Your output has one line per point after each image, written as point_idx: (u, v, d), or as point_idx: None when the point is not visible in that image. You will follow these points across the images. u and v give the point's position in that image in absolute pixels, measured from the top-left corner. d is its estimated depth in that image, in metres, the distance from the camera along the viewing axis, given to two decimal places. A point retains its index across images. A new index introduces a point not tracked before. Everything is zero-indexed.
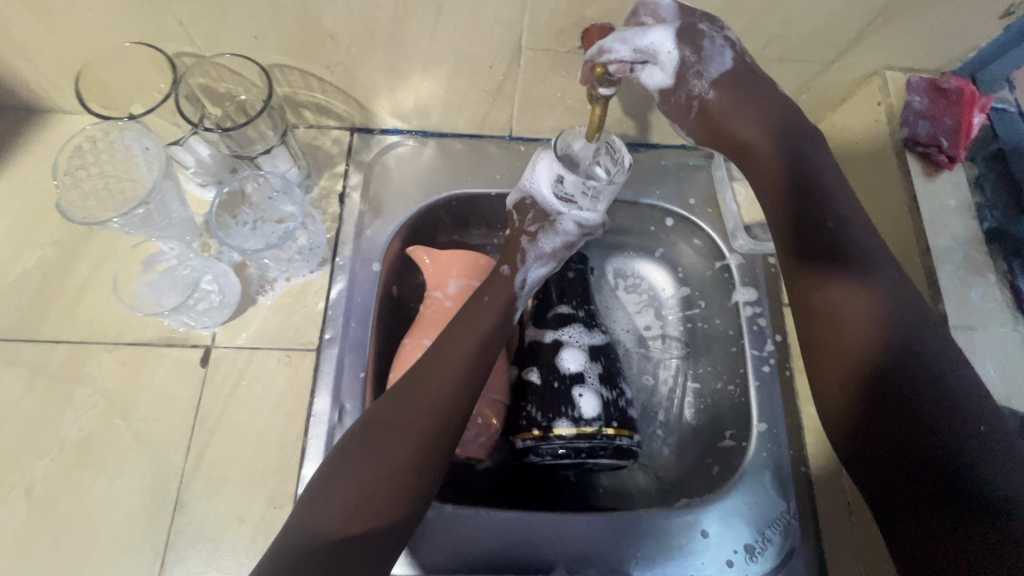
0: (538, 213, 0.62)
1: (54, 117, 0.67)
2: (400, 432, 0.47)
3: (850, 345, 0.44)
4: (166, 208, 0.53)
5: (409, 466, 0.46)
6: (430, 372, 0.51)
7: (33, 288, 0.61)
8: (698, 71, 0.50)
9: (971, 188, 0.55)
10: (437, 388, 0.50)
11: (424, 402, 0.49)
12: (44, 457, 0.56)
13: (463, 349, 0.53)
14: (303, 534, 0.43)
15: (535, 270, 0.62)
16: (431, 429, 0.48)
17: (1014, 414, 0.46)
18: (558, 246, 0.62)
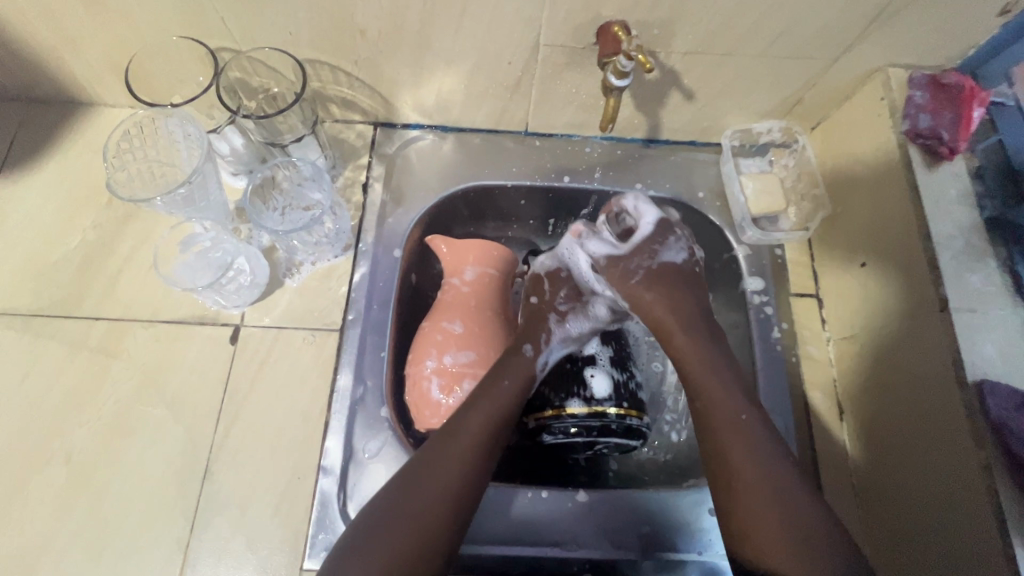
0: (570, 292, 0.66)
1: (98, 109, 0.71)
2: (405, 526, 0.47)
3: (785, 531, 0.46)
4: (205, 188, 0.57)
5: (423, 552, 0.47)
6: (444, 455, 0.51)
7: (74, 267, 0.65)
8: (654, 249, 0.63)
9: (972, 178, 0.57)
10: (452, 469, 0.51)
11: (437, 483, 0.50)
12: (83, 425, 0.59)
13: (471, 439, 0.53)
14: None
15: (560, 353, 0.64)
16: (445, 514, 0.49)
17: (1014, 392, 0.48)
18: (585, 330, 0.65)
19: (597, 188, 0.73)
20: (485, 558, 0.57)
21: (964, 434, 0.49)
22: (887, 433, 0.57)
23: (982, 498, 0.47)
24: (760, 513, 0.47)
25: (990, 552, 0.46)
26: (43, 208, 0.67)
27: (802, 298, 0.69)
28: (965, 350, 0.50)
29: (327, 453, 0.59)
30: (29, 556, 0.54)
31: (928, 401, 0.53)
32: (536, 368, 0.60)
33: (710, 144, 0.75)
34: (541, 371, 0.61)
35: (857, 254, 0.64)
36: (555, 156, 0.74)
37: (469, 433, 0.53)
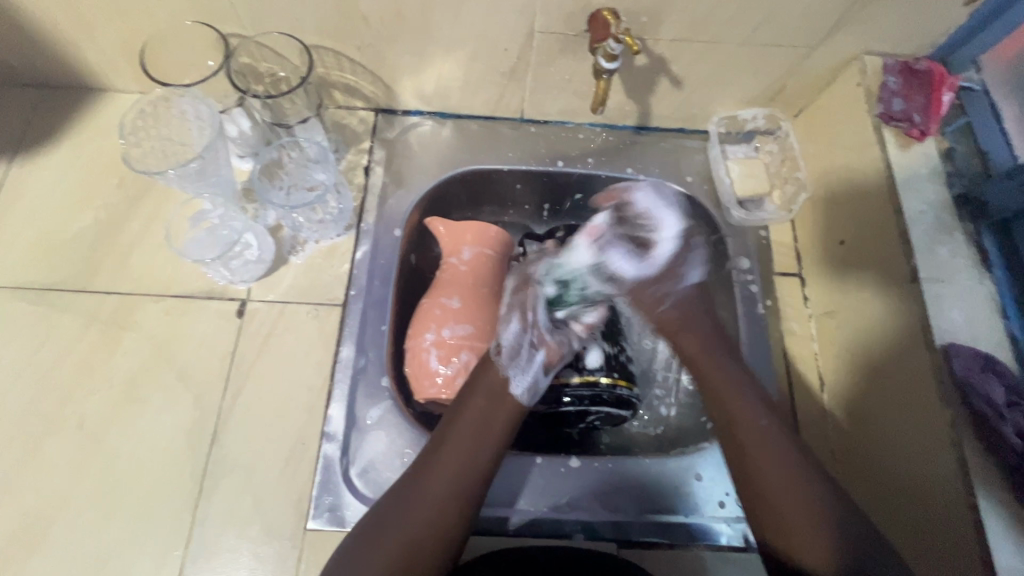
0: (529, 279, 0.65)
1: (109, 96, 0.74)
2: (432, 485, 0.51)
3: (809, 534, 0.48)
4: (216, 162, 0.59)
5: (433, 530, 0.49)
6: (463, 432, 0.55)
7: (86, 245, 0.67)
8: (673, 276, 0.62)
9: (942, 159, 0.60)
10: (425, 501, 0.50)
11: (454, 456, 0.53)
12: (95, 393, 0.61)
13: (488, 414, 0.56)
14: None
15: (536, 343, 0.61)
16: (414, 548, 0.48)
17: (978, 354, 0.51)
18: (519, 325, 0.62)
19: (590, 172, 0.76)
20: (481, 520, 0.60)
21: (932, 394, 0.52)
22: (863, 401, 0.61)
23: (948, 453, 0.50)
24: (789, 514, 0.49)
25: (955, 503, 0.49)
26: (56, 189, 0.70)
27: (786, 276, 0.72)
28: (933, 318, 0.53)
29: (330, 420, 0.61)
30: (43, 517, 0.57)
31: (901, 367, 0.56)
32: (503, 367, 0.59)
33: (698, 131, 0.78)
34: (512, 372, 0.58)
35: (836, 233, 0.67)
36: (549, 142, 0.77)
37: (443, 465, 0.52)
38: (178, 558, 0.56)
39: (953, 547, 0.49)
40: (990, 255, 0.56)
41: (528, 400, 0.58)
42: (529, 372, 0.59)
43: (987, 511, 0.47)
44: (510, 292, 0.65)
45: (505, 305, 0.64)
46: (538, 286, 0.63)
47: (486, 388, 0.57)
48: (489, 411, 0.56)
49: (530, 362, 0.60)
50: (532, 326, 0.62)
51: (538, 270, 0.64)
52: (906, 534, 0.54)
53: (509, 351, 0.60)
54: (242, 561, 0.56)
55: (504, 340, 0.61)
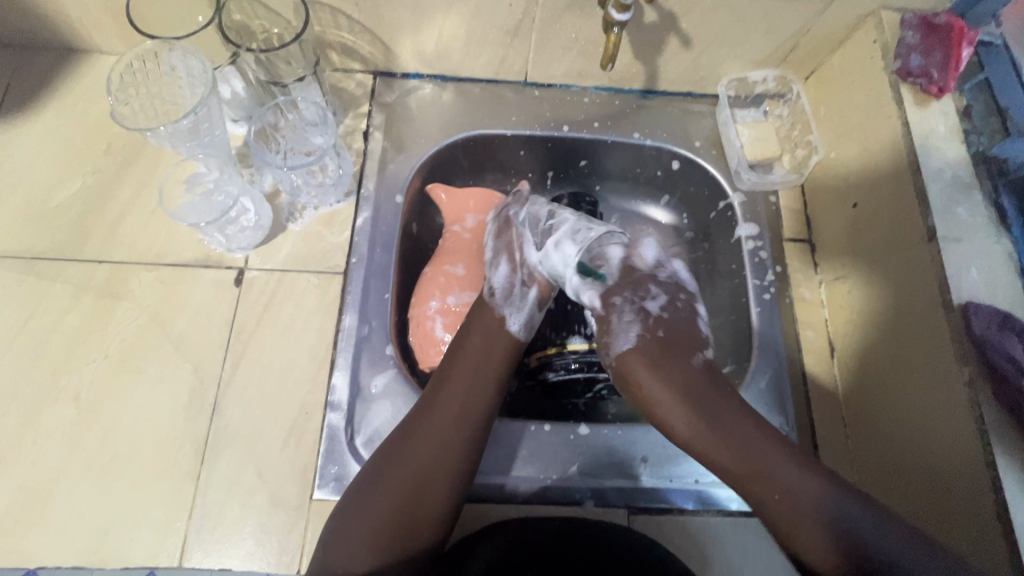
0: (512, 240, 0.63)
1: (94, 58, 0.70)
2: (419, 449, 0.50)
3: (796, 513, 0.47)
4: (210, 121, 0.57)
5: (425, 490, 0.48)
6: (447, 395, 0.53)
7: (75, 211, 0.64)
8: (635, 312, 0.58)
9: (960, 116, 0.59)
10: (428, 440, 0.50)
11: (441, 418, 0.51)
12: (90, 364, 0.59)
13: (473, 372, 0.54)
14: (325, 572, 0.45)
15: (527, 281, 0.61)
16: (423, 485, 0.48)
17: (995, 312, 0.50)
18: (524, 279, 0.61)
19: (595, 138, 0.73)
20: (490, 488, 0.59)
21: (950, 354, 0.51)
22: (875, 366, 0.60)
23: (965, 410, 0.49)
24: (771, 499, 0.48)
25: (971, 463, 0.48)
26: (41, 154, 0.67)
27: (795, 242, 0.71)
28: (952, 276, 0.52)
29: (334, 389, 0.60)
30: (40, 490, 0.55)
31: (918, 328, 0.55)
32: (498, 308, 0.59)
33: (706, 95, 0.76)
34: (506, 309, 0.59)
35: (848, 196, 0.66)
36: (554, 106, 0.74)
37: (446, 404, 0.52)
38: (180, 529, 0.55)
39: (967, 507, 0.49)
40: (1007, 213, 0.55)
41: (524, 335, 0.59)
42: (525, 309, 0.60)
43: (1004, 468, 0.46)
44: (492, 237, 0.66)
45: (490, 251, 0.64)
46: (518, 224, 0.64)
47: (483, 326, 0.58)
48: (484, 348, 0.56)
49: (524, 300, 0.60)
50: (522, 265, 0.62)
51: (515, 213, 0.65)
52: (919, 495, 0.54)
53: (504, 291, 0.60)
54: (245, 532, 0.55)
55: (495, 283, 0.61)
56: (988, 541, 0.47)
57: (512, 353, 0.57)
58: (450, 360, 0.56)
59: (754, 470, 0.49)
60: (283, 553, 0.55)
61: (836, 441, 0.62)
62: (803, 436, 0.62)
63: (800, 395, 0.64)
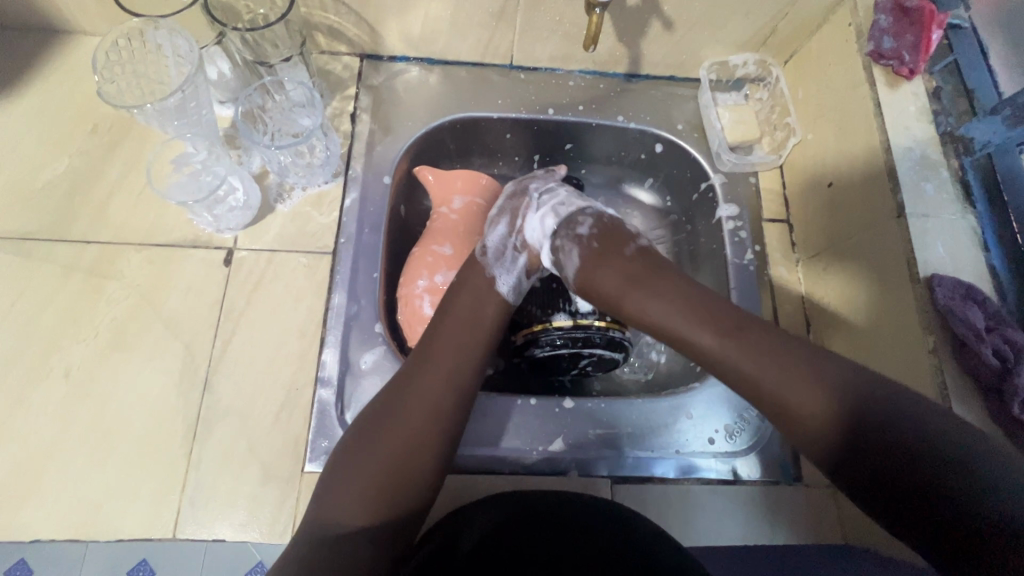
0: (513, 209, 0.66)
1: (77, 39, 0.70)
2: (409, 407, 0.50)
3: (801, 413, 0.41)
4: (198, 100, 0.58)
5: (417, 446, 0.48)
6: (436, 356, 0.54)
7: (62, 192, 0.65)
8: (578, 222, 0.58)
9: (929, 97, 0.61)
10: (421, 394, 0.51)
11: (430, 378, 0.52)
12: (80, 342, 0.60)
13: (461, 334, 0.56)
14: (319, 527, 0.45)
15: (519, 246, 0.63)
16: (416, 442, 0.48)
17: (959, 284, 0.52)
18: (516, 242, 0.63)
19: (580, 120, 0.75)
20: (478, 461, 0.61)
21: (916, 325, 0.53)
22: (849, 340, 0.62)
23: (929, 377, 0.52)
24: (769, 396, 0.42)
25: None
26: (27, 136, 0.66)
27: (774, 223, 0.73)
28: (919, 250, 0.54)
29: (324, 365, 0.61)
30: (33, 466, 0.56)
31: (886, 300, 0.57)
32: (488, 268, 0.61)
33: (688, 79, 0.78)
34: (496, 270, 0.60)
35: (824, 176, 0.68)
36: (539, 89, 0.75)
37: (436, 365, 0.53)
38: (175, 501, 0.56)
39: None
40: (973, 190, 0.57)
41: (513, 299, 0.60)
42: (514, 272, 0.61)
43: None
44: (504, 200, 0.68)
45: (496, 213, 0.67)
46: (530, 194, 0.66)
47: (472, 285, 0.59)
48: (474, 308, 0.58)
49: (514, 264, 0.62)
50: (519, 231, 0.64)
51: (533, 186, 0.67)
52: None
53: (495, 250, 0.62)
54: (238, 504, 0.56)
55: (488, 243, 0.63)
56: None
57: (502, 313, 0.59)
58: (440, 322, 0.57)
59: (740, 373, 0.44)
60: (276, 524, 0.56)
61: None
62: None
63: None
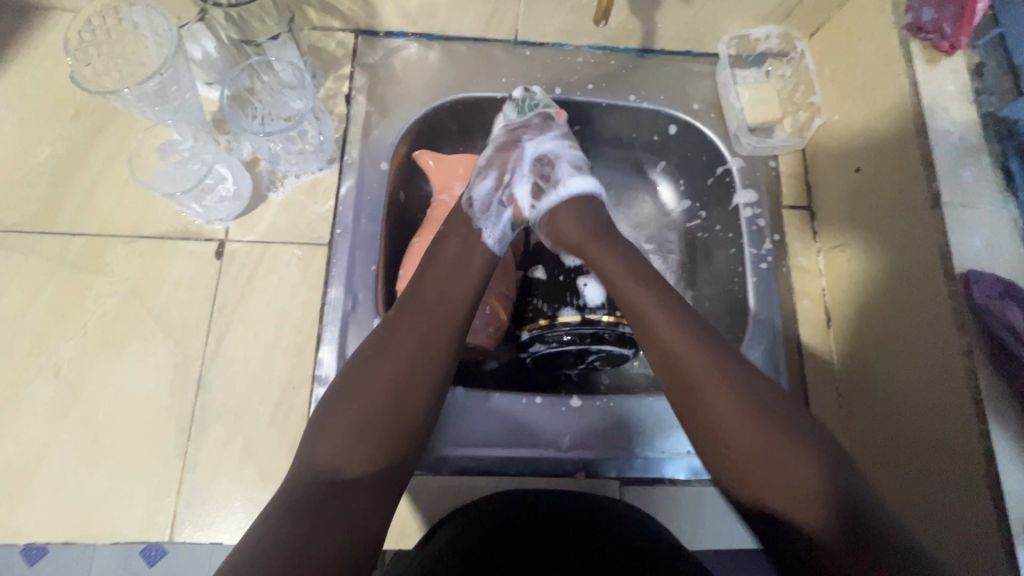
0: (503, 159, 0.64)
1: (53, 15, 0.65)
2: (399, 351, 0.49)
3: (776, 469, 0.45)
4: (179, 84, 0.54)
5: (406, 387, 0.47)
6: (426, 298, 0.52)
7: (45, 181, 0.62)
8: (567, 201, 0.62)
9: (971, 74, 0.56)
10: (407, 339, 0.49)
11: (420, 322, 0.50)
12: (69, 340, 0.58)
13: (452, 275, 0.54)
14: (307, 479, 0.44)
15: (505, 202, 0.62)
16: (406, 382, 0.47)
17: (998, 281, 0.48)
18: (502, 198, 0.62)
19: (589, 100, 0.70)
20: (486, 460, 0.59)
21: (948, 322, 0.50)
22: (872, 335, 0.59)
23: (960, 378, 0.48)
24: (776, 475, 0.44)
25: (965, 429, 0.48)
26: (5, 121, 0.63)
27: (794, 210, 0.69)
28: (954, 243, 0.51)
29: (321, 362, 0.58)
30: (26, 467, 0.54)
31: (917, 296, 0.54)
32: (474, 219, 0.60)
33: (706, 55, 0.72)
34: (482, 222, 0.59)
35: (851, 160, 0.64)
36: (546, 66, 0.70)
37: (424, 308, 0.51)
38: (171, 504, 0.54)
39: (958, 465, 0.48)
40: (1015, 177, 0.53)
41: (499, 251, 0.59)
42: (500, 226, 0.60)
43: (997, 438, 0.46)
44: (494, 147, 0.65)
45: (484, 159, 0.64)
46: (523, 149, 0.64)
47: (460, 243, 0.57)
48: (464, 259, 0.56)
49: (500, 218, 0.61)
50: (506, 186, 0.63)
51: (528, 137, 0.64)
52: (912, 454, 0.54)
53: (482, 205, 0.61)
54: (237, 505, 0.55)
55: (475, 195, 0.61)
56: (976, 505, 0.47)
57: (486, 267, 0.57)
58: (427, 275, 0.54)
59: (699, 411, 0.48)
60: None
61: (829, 410, 0.63)
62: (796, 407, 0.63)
63: (795, 367, 0.63)
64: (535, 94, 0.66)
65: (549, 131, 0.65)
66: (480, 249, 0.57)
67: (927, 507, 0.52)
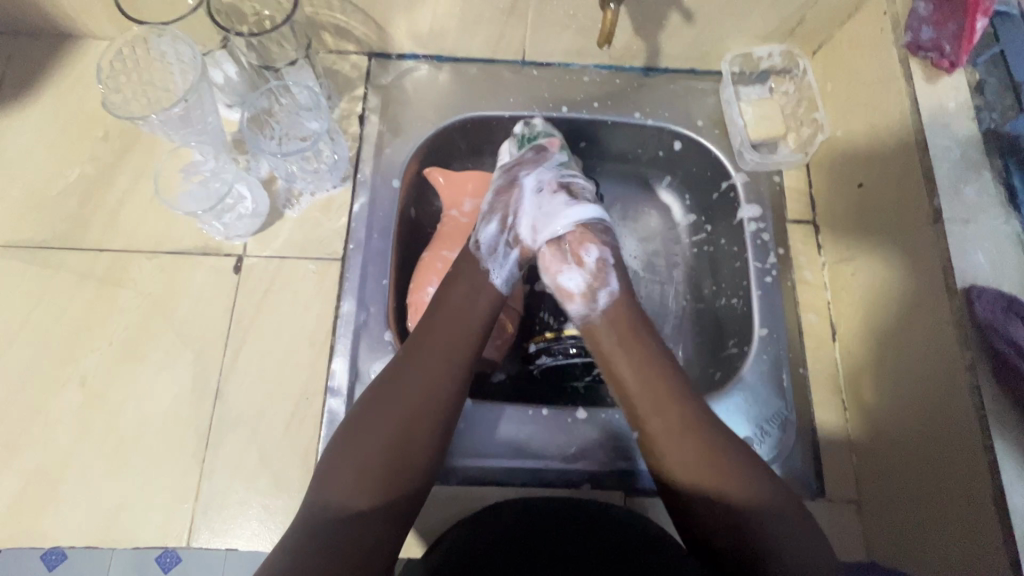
0: (505, 203, 0.64)
1: (87, 43, 0.70)
2: (410, 385, 0.50)
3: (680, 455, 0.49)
4: (202, 108, 0.57)
5: (418, 420, 0.49)
6: (435, 332, 0.54)
7: (75, 201, 0.65)
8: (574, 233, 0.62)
9: (972, 91, 0.56)
10: (414, 378, 0.51)
11: (430, 359, 0.52)
12: (94, 351, 0.60)
13: (460, 307, 0.56)
14: (318, 514, 0.45)
15: (513, 242, 0.62)
16: (419, 418, 0.49)
17: (1000, 296, 0.48)
18: (507, 243, 0.62)
19: (595, 118, 0.72)
20: (492, 471, 0.60)
21: (951, 337, 0.50)
22: (878, 349, 0.59)
23: (964, 394, 0.49)
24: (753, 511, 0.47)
25: (970, 446, 0.48)
26: (40, 143, 0.67)
27: (799, 224, 0.70)
28: (956, 259, 0.51)
29: (333, 374, 0.60)
30: (52, 473, 0.57)
31: (920, 308, 0.54)
32: (482, 262, 0.60)
33: (709, 72, 0.74)
34: (490, 264, 0.60)
35: (855, 175, 0.64)
36: (553, 85, 0.72)
37: (434, 343, 0.53)
38: (188, 511, 0.56)
39: (963, 483, 0.48)
40: (1018, 193, 0.53)
41: (507, 291, 0.60)
42: (507, 267, 0.61)
43: (1001, 454, 0.46)
44: (495, 190, 0.66)
45: (486, 205, 0.65)
46: (522, 186, 0.65)
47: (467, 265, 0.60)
48: (472, 288, 0.58)
49: (507, 259, 0.62)
50: (511, 227, 0.63)
51: (524, 173, 0.65)
52: (919, 472, 0.53)
53: (489, 247, 0.61)
54: (250, 513, 0.57)
55: (482, 238, 0.62)
56: (983, 524, 0.46)
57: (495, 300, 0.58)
58: (436, 308, 0.56)
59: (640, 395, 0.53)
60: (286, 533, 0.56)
61: (835, 424, 0.63)
62: (804, 420, 0.63)
63: (801, 381, 0.64)
64: (536, 126, 0.69)
65: (546, 161, 0.66)
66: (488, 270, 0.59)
67: (933, 523, 0.52)
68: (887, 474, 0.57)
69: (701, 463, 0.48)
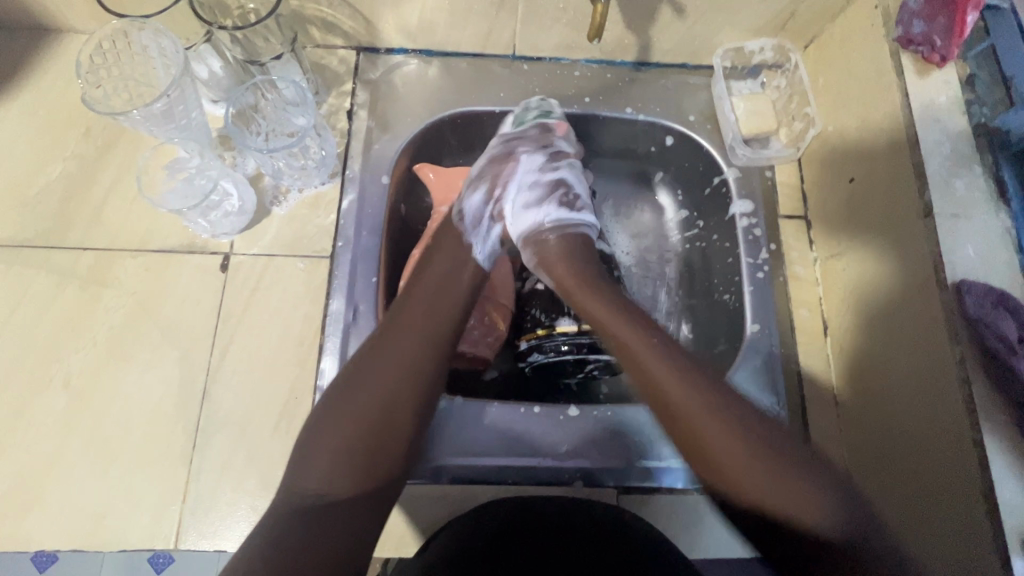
0: (495, 172, 0.65)
1: (68, 37, 0.68)
2: (380, 374, 0.49)
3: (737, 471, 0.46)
4: (186, 103, 0.56)
5: (389, 410, 0.48)
6: (408, 318, 0.52)
7: (57, 198, 0.64)
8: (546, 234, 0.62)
9: (962, 86, 0.56)
10: (388, 364, 0.49)
11: (402, 346, 0.51)
12: (78, 351, 0.59)
13: (435, 291, 0.55)
14: (300, 497, 0.45)
15: (495, 217, 0.64)
16: (391, 408, 0.48)
17: (991, 290, 0.48)
18: (488, 215, 0.64)
19: (586, 113, 0.71)
20: (485, 470, 0.59)
21: (942, 331, 0.50)
22: (869, 344, 0.59)
23: (954, 389, 0.49)
24: (779, 501, 0.44)
25: (960, 440, 0.48)
26: (21, 139, 0.65)
27: (790, 220, 0.70)
28: (947, 254, 0.51)
29: (322, 373, 0.59)
30: (35, 475, 0.56)
31: (911, 302, 0.54)
32: (464, 233, 0.61)
33: (701, 67, 0.74)
34: (472, 238, 0.61)
35: (846, 171, 0.64)
36: (544, 80, 0.71)
37: (408, 328, 0.52)
38: (175, 512, 0.56)
39: (952, 477, 0.49)
40: (1009, 188, 0.53)
41: (488, 266, 0.60)
42: (488, 242, 0.62)
43: (992, 449, 0.46)
44: (486, 158, 0.66)
45: (476, 171, 0.66)
46: (517, 161, 0.65)
47: (451, 252, 0.59)
48: (451, 274, 0.57)
49: (488, 234, 0.63)
50: (496, 199, 0.65)
51: (520, 148, 0.65)
52: (910, 465, 0.54)
53: (472, 218, 0.62)
54: (239, 514, 0.56)
55: (466, 207, 0.63)
56: (973, 517, 0.46)
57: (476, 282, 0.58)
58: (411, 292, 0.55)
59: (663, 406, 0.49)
60: None
61: (827, 418, 0.63)
62: (795, 416, 0.63)
63: (792, 376, 0.64)
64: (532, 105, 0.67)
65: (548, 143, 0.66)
66: (473, 264, 0.58)
67: (923, 517, 0.52)
68: (880, 469, 0.57)
69: (736, 466, 0.45)
